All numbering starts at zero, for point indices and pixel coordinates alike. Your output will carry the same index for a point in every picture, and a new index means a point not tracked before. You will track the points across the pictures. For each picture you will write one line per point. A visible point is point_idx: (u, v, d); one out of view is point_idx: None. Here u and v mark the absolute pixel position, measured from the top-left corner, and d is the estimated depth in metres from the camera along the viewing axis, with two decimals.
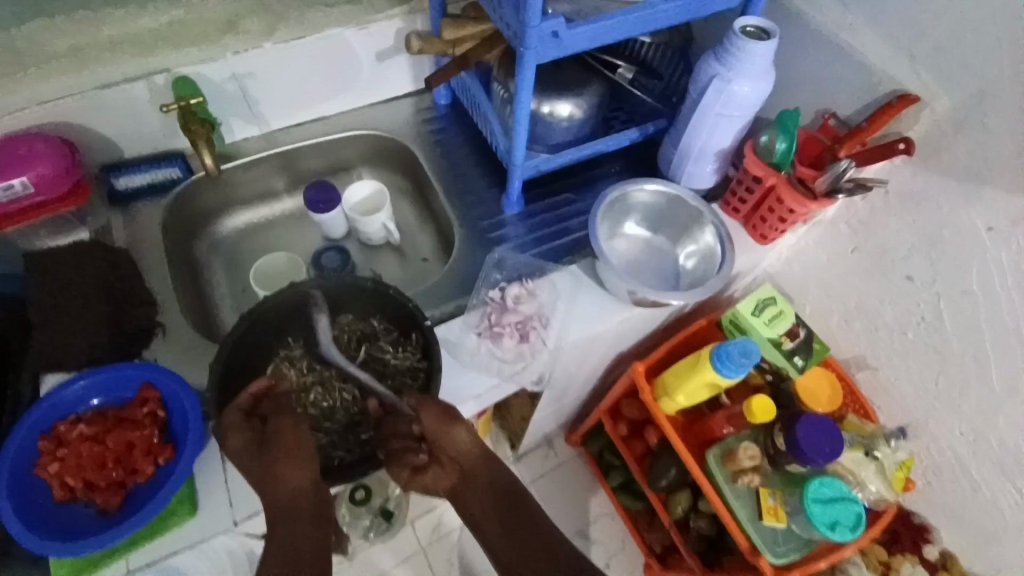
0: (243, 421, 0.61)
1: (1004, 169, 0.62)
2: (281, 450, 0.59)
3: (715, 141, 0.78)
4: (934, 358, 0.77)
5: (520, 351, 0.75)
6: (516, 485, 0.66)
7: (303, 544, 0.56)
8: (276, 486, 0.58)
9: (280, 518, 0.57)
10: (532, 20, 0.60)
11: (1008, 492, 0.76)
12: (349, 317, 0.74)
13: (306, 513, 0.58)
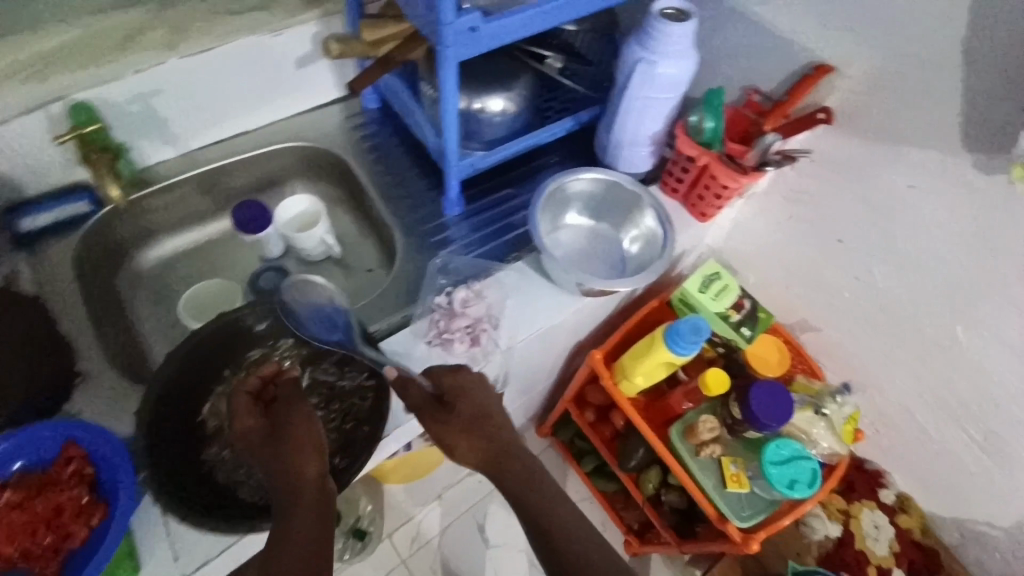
0: (252, 411, 0.64)
1: (917, 130, 0.65)
2: (289, 441, 0.61)
3: (648, 124, 0.79)
4: (871, 313, 0.82)
5: (473, 355, 0.74)
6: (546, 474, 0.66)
7: (307, 537, 0.55)
8: (280, 477, 0.58)
9: (286, 508, 0.57)
10: (446, 17, 0.58)
11: (948, 430, 0.81)
12: (290, 344, 0.76)
13: (312, 503, 0.57)
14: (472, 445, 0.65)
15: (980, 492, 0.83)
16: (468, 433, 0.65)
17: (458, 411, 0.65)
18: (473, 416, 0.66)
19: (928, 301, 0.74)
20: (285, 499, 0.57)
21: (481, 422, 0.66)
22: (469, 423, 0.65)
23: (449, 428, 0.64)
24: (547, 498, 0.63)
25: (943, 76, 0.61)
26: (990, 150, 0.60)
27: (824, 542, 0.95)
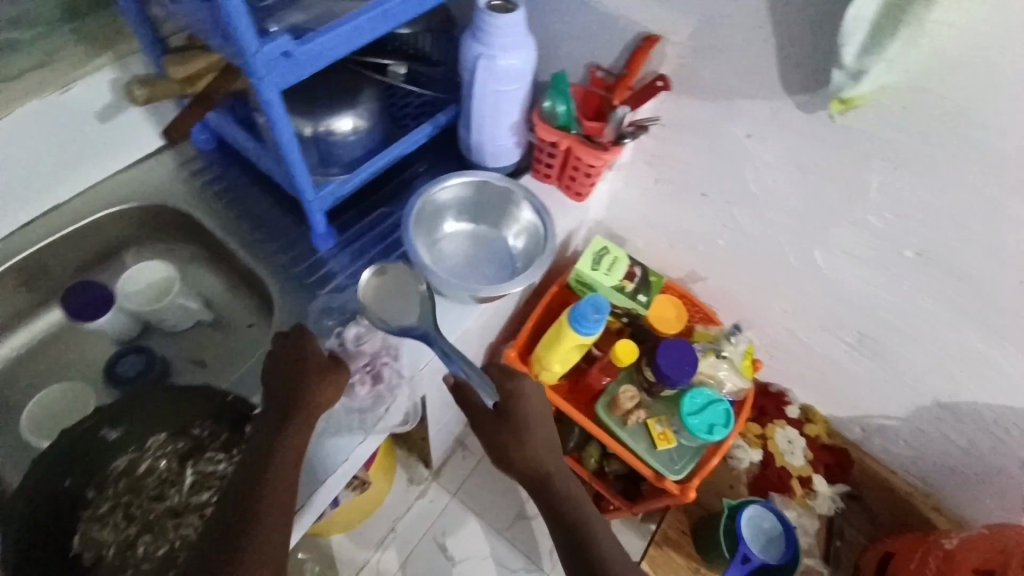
0: (298, 359, 0.64)
1: (745, 83, 0.69)
2: (307, 405, 0.62)
3: (505, 116, 0.78)
4: (745, 254, 0.87)
5: (378, 394, 0.70)
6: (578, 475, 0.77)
7: (268, 521, 0.55)
8: (269, 457, 0.58)
9: (264, 483, 0.56)
10: (250, 46, 0.53)
11: (829, 342, 0.90)
12: (159, 438, 0.66)
13: (283, 488, 0.57)
14: (529, 453, 0.75)
15: (864, 388, 0.93)
16: (523, 434, 0.75)
17: (512, 419, 0.75)
18: (535, 420, 0.76)
19: (788, 234, 0.80)
20: (268, 478, 0.57)
21: (531, 428, 0.75)
22: (525, 428, 0.75)
23: (499, 432, 0.74)
24: (579, 510, 0.75)
25: (755, 29, 0.64)
26: (807, 92, 0.65)
27: (751, 468, 1.02)
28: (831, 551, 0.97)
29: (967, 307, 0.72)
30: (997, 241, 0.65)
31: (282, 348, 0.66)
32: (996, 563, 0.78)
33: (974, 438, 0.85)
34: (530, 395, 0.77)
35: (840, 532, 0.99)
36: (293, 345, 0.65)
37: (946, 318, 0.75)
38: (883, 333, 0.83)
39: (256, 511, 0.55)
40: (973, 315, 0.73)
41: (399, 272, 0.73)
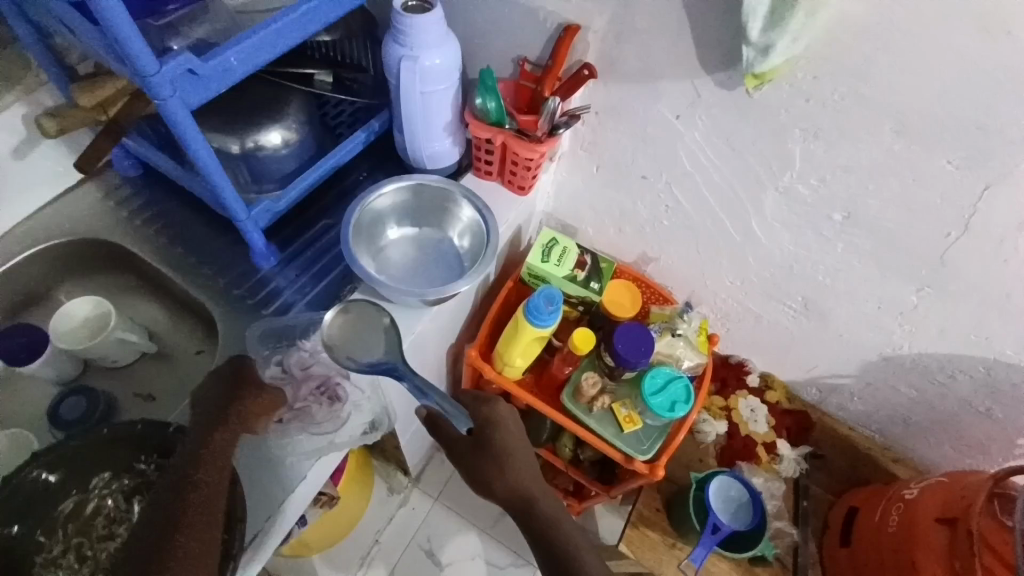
0: (239, 379, 0.64)
1: (664, 64, 0.71)
2: (246, 416, 0.61)
3: (437, 117, 0.78)
4: (689, 232, 0.89)
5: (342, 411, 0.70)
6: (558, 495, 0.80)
7: (204, 524, 0.52)
8: (198, 458, 0.55)
9: (201, 485, 0.53)
10: (147, 67, 0.52)
11: (778, 308, 0.93)
12: (102, 478, 0.60)
13: (219, 490, 0.54)
14: (510, 477, 0.78)
15: (816, 350, 0.96)
16: (501, 458, 0.79)
17: (491, 447, 0.79)
18: (508, 442, 0.80)
19: (727, 208, 0.83)
20: (200, 479, 0.53)
21: (511, 453, 0.79)
22: (501, 451, 0.79)
23: (480, 461, 0.78)
24: (559, 527, 0.75)
25: (667, 10, 0.65)
26: (723, 69, 0.67)
27: (717, 439, 1.04)
28: (799, 510, 0.98)
29: (896, 262, 0.76)
30: (916, 197, 0.68)
31: (227, 370, 0.65)
32: (956, 511, 0.77)
33: (919, 384, 0.89)
34: (504, 424, 0.82)
35: (806, 492, 1.00)
36: (241, 368, 0.65)
37: (880, 274, 0.78)
38: (826, 295, 0.86)
39: (191, 514, 0.51)
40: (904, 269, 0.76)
41: (362, 308, 0.70)
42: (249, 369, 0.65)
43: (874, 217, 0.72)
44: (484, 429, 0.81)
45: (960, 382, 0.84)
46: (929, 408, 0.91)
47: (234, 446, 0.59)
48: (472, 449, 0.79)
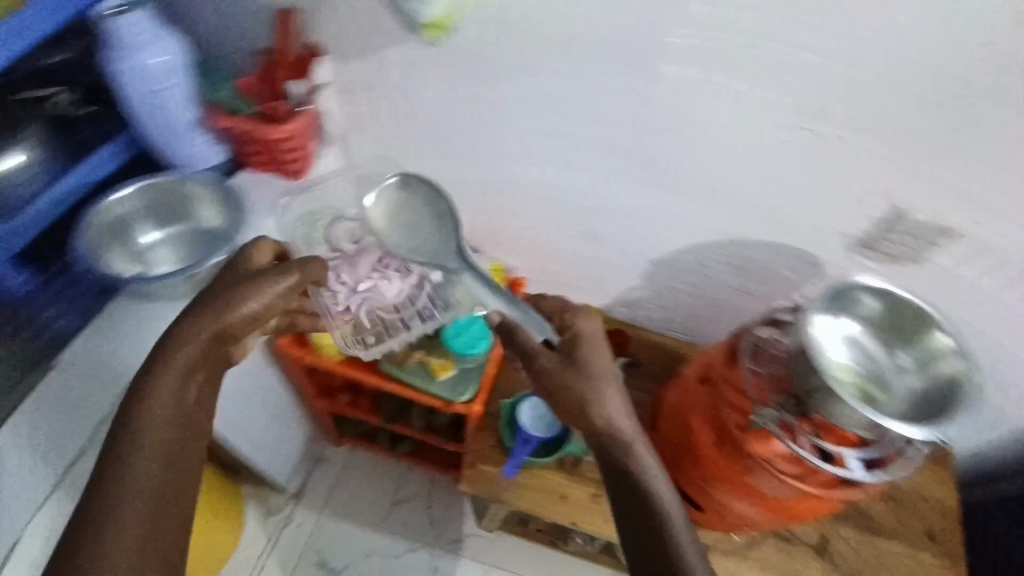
0: (236, 270, 0.73)
1: (376, 33, 0.78)
2: (247, 311, 0.69)
3: (177, 116, 0.81)
4: (471, 189, 0.98)
5: (407, 293, 0.89)
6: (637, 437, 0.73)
7: (164, 437, 0.65)
8: (152, 379, 0.66)
9: (152, 411, 0.65)
10: None
11: (568, 243, 1.03)
12: None
13: (186, 397, 0.68)
14: (601, 403, 0.72)
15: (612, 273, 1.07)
16: (596, 381, 0.72)
17: (586, 372, 0.73)
18: (599, 372, 0.73)
19: (488, 157, 0.90)
20: (168, 391, 0.66)
21: (604, 383, 0.73)
22: (596, 380, 0.73)
23: (575, 384, 0.72)
24: (649, 486, 0.71)
25: None
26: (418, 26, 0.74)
27: None
28: None
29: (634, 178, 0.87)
30: (620, 116, 0.79)
31: (241, 262, 0.74)
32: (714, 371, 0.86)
33: (692, 282, 1.02)
34: (592, 337, 0.76)
35: None
36: (249, 257, 0.74)
37: (622, 189, 0.89)
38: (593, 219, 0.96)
39: (152, 425, 0.65)
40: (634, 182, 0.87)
41: (407, 196, 0.84)
42: (263, 252, 0.75)
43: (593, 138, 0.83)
44: (577, 331, 0.76)
45: (718, 271, 0.98)
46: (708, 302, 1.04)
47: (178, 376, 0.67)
48: (563, 371, 0.73)
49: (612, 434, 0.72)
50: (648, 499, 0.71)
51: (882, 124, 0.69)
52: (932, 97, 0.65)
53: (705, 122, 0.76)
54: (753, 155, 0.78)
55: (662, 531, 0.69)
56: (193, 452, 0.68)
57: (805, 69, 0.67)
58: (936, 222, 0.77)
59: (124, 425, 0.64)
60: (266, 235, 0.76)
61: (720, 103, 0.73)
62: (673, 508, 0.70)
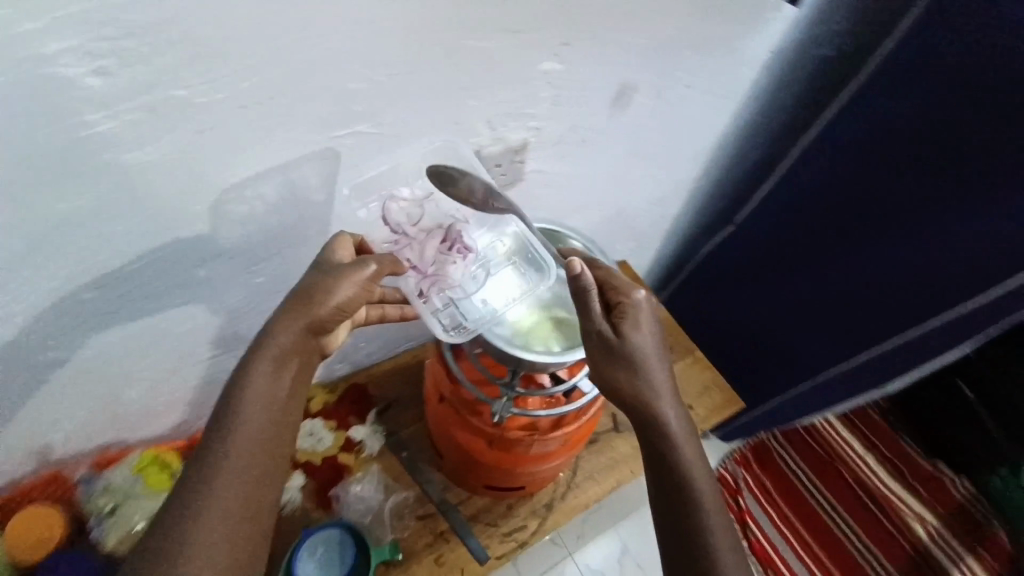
0: (327, 266, 0.63)
1: None
2: (326, 314, 0.60)
3: None
4: (47, 401, 0.74)
5: (476, 276, 0.72)
6: (678, 440, 0.63)
7: (258, 462, 0.54)
8: (218, 442, 0.53)
9: (267, 394, 0.56)
10: None
11: (215, 367, 0.86)
12: None
13: (275, 417, 0.56)
14: (643, 374, 0.63)
15: None
16: (641, 345, 0.63)
17: (628, 354, 0.63)
18: (648, 348, 0.63)
19: (34, 363, 0.69)
20: (211, 481, 0.52)
21: (650, 369, 0.63)
22: (642, 348, 0.63)
23: (616, 369, 0.63)
24: (690, 482, 0.62)
25: None
26: None
27: (304, 489, 0.94)
28: (407, 464, 0.98)
29: (235, 275, 0.73)
30: (144, 247, 0.63)
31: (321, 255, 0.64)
32: (441, 388, 0.81)
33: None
34: (648, 314, 0.64)
35: (401, 440, 1.00)
36: (328, 252, 0.64)
37: (226, 290, 0.75)
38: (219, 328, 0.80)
39: (236, 459, 0.53)
40: (221, 275, 0.72)
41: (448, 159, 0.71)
42: (343, 249, 0.65)
43: (121, 271, 0.64)
44: (630, 304, 0.64)
45: None
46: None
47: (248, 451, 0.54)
48: (613, 338, 0.63)
49: (655, 416, 0.63)
50: (675, 476, 0.62)
51: (378, 108, 0.64)
52: (397, 66, 0.60)
53: (221, 191, 0.63)
54: (299, 188, 0.68)
55: (693, 509, 0.62)
56: (269, 515, 0.54)
57: (255, 103, 0.56)
58: (499, 142, 0.78)
59: (214, 440, 0.53)
60: (343, 231, 0.67)
61: (212, 170, 0.60)
62: (706, 492, 0.63)
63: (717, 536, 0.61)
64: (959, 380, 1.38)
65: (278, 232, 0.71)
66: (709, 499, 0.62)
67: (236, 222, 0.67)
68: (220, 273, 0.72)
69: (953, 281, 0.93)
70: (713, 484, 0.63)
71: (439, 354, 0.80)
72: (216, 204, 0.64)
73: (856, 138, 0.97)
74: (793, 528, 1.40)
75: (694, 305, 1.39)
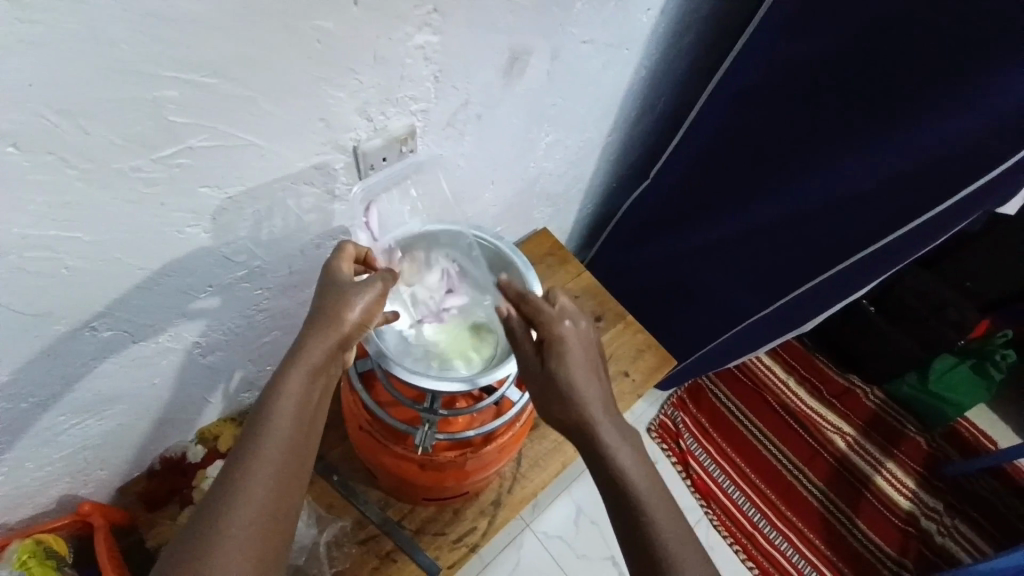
0: (338, 283, 0.64)
1: None
2: (350, 329, 0.61)
3: None
4: None
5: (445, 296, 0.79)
6: (620, 457, 0.60)
7: (282, 465, 0.54)
8: (252, 448, 0.54)
9: (296, 401, 0.57)
10: None
11: (91, 435, 0.74)
12: None
13: (304, 421, 0.57)
14: (572, 394, 0.62)
15: (170, 399, 0.80)
16: (568, 370, 0.63)
17: (559, 377, 0.63)
18: (576, 370, 0.63)
19: None
20: (240, 484, 0.52)
21: (586, 387, 0.63)
22: (570, 371, 0.63)
23: (552, 395, 0.64)
24: (638, 494, 0.59)
25: None
26: None
27: None
28: (340, 488, 0.90)
29: (84, 338, 0.61)
30: None
31: (332, 267, 0.65)
32: (363, 417, 0.77)
33: (271, 326, 0.82)
34: (573, 341, 0.65)
35: (329, 464, 0.92)
36: (338, 267, 0.65)
37: (77, 356, 0.63)
38: (69, 394, 0.66)
39: (265, 462, 0.54)
40: (58, 342, 0.60)
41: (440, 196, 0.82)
42: (346, 262, 0.66)
43: None
44: (555, 336, 0.65)
45: (272, 302, 0.78)
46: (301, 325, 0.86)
47: (280, 455, 0.54)
48: (544, 370, 0.65)
49: (592, 432, 0.62)
50: (618, 486, 0.59)
51: (212, 117, 0.52)
52: (226, 64, 0.49)
53: (27, 247, 0.50)
54: (142, 230, 0.56)
55: (642, 516, 0.57)
56: (290, 515, 0.54)
57: (36, 132, 0.44)
58: (380, 134, 0.68)
59: (247, 438, 0.55)
60: (345, 241, 0.69)
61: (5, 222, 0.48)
62: (653, 496, 0.58)
63: (670, 540, 0.56)
64: (864, 301, 1.43)
65: (116, 278, 0.58)
66: (658, 505, 0.58)
67: (53, 277, 0.54)
68: (51, 337, 0.59)
69: (865, 221, 0.92)
70: (661, 490, 0.59)
71: (355, 384, 0.76)
72: (27, 264, 0.51)
73: (760, 81, 0.94)
74: (730, 460, 1.42)
75: (617, 266, 1.35)
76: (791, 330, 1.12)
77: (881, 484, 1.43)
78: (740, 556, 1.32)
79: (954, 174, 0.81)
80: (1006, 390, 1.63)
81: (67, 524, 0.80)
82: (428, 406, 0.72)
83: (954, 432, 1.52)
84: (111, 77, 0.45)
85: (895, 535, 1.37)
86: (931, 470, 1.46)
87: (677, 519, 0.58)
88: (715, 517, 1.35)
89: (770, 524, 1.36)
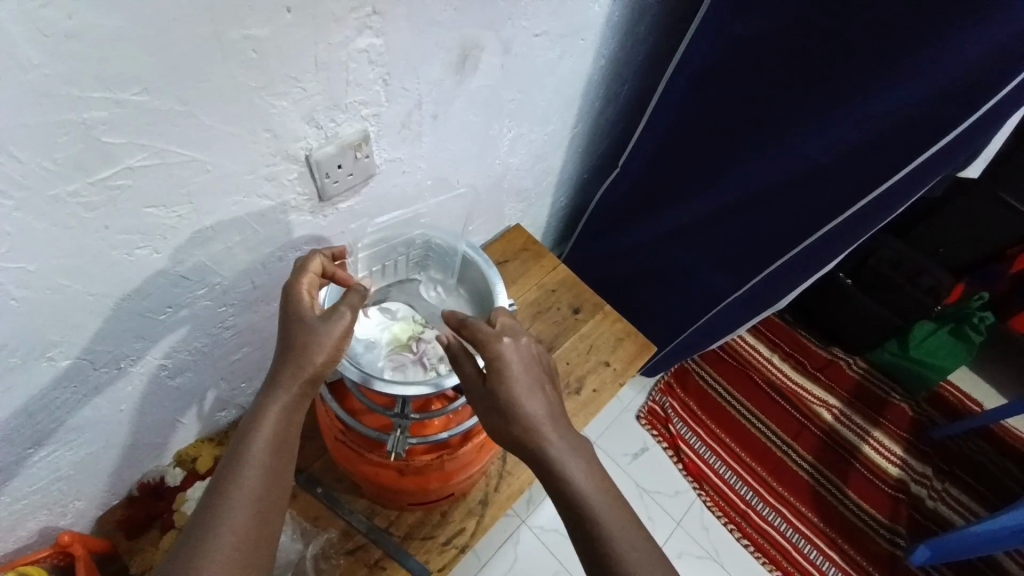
0: (297, 312, 0.62)
1: None
2: (321, 364, 0.60)
3: None
4: None
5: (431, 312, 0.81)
6: (569, 469, 0.59)
7: (262, 493, 0.55)
8: (228, 482, 0.54)
9: (273, 430, 0.57)
10: None
11: (64, 466, 0.73)
12: None
13: (283, 450, 0.57)
14: (517, 411, 0.61)
15: (141, 424, 0.78)
16: (510, 388, 0.61)
17: (502, 398, 0.61)
18: (517, 389, 0.61)
19: None
20: (215, 520, 0.52)
21: (525, 402, 0.61)
22: (512, 389, 0.61)
23: (496, 412, 0.62)
24: (592, 508, 0.58)
25: None
26: None
27: None
28: (324, 500, 0.90)
29: (43, 368, 0.60)
30: None
31: (286, 292, 0.63)
32: (337, 425, 0.77)
33: (240, 342, 0.81)
34: (513, 359, 0.62)
35: (313, 477, 0.91)
36: (295, 295, 0.63)
37: (39, 388, 0.61)
38: (32, 427, 0.64)
39: (243, 492, 0.54)
40: (15, 374, 0.58)
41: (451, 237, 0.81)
42: (303, 287, 0.64)
43: None
44: (493, 355, 0.62)
45: (239, 318, 0.77)
46: (272, 339, 0.85)
47: (256, 487, 0.54)
48: (488, 393, 0.63)
49: (545, 450, 0.60)
50: (576, 505, 0.58)
51: (150, 135, 0.51)
52: (157, 79, 0.48)
53: None
54: (89, 252, 0.55)
55: (598, 534, 0.57)
56: (273, 541, 0.55)
57: None
58: (332, 140, 0.67)
59: (222, 475, 0.54)
60: (314, 252, 0.67)
61: None
62: (606, 510, 0.58)
63: (627, 556, 0.55)
64: (841, 273, 1.45)
65: (69, 304, 0.57)
66: (615, 523, 0.57)
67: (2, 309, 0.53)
68: (8, 370, 0.57)
69: (830, 192, 0.93)
70: (617, 504, 0.59)
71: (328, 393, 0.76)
72: None
73: (715, 62, 0.94)
74: (719, 441, 1.43)
75: (592, 256, 1.35)
76: (767, 308, 1.13)
77: (869, 453, 1.44)
78: (735, 534, 1.32)
79: (907, 142, 0.82)
80: (986, 352, 1.65)
81: (49, 555, 0.78)
82: (398, 411, 0.72)
83: (938, 396, 1.54)
84: (38, 102, 0.44)
85: (885, 503, 1.38)
86: (917, 436, 1.48)
87: (637, 531, 0.57)
88: (709, 499, 1.35)
89: (762, 501, 1.36)
